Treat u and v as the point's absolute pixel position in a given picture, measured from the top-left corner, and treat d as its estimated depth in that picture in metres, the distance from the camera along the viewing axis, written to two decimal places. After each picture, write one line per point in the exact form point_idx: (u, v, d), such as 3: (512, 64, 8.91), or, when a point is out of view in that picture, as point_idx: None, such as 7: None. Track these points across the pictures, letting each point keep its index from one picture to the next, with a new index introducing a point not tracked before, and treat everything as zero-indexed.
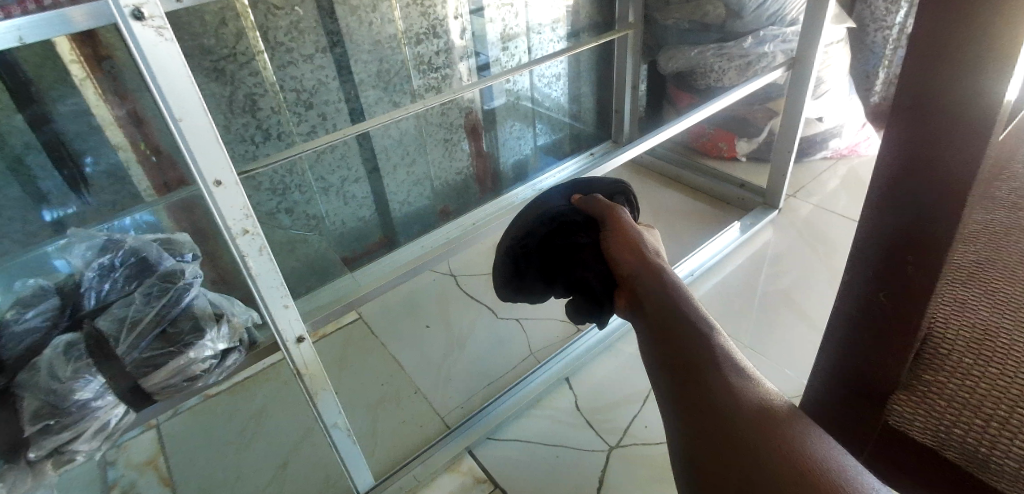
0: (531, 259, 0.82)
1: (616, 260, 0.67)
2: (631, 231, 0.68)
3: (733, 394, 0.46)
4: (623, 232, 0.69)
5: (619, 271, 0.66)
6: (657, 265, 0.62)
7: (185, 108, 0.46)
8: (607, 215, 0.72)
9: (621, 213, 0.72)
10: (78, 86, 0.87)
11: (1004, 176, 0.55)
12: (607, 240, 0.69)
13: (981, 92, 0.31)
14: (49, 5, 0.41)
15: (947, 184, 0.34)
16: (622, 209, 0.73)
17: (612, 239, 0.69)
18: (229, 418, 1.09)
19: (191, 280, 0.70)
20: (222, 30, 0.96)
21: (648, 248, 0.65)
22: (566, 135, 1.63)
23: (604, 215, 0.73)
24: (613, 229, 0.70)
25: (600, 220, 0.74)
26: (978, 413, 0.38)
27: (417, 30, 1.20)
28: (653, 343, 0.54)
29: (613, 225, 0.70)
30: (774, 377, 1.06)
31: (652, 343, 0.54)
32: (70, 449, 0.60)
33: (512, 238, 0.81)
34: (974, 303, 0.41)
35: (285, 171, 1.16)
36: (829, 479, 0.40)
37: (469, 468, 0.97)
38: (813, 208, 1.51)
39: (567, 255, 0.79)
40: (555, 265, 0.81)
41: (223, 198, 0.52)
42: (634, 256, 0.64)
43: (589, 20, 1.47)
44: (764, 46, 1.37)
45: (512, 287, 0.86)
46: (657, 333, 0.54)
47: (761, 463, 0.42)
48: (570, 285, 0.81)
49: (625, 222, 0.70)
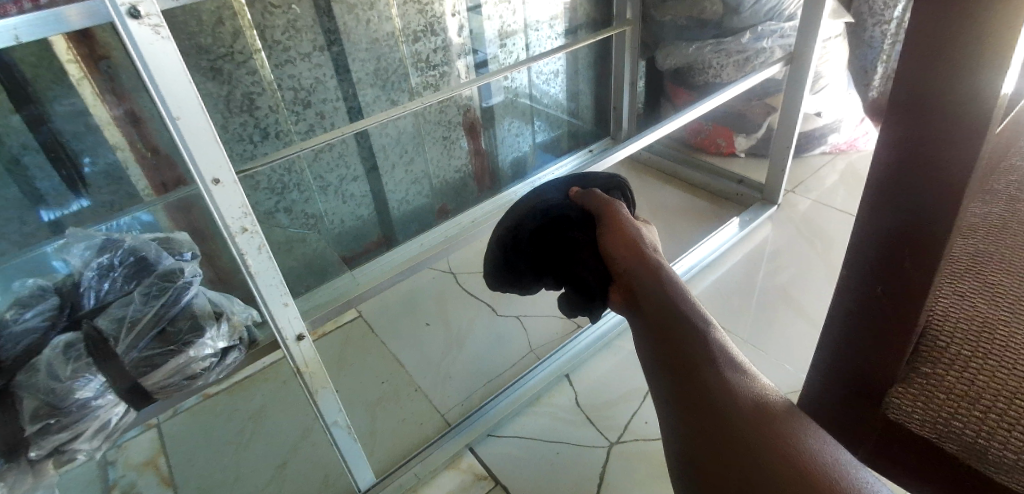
0: (520, 254, 0.83)
1: (613, 257, 0.67)
2: (629, 228, 0.68)
3: (732, 393, 0.46)
4: (620, 228, 0.69)
5: (616, 268, 0.66)
6: (655, 262, 0.62)
7: (182, 107, 0.46)
8: (603, 211, 0.72)
9: (618, 209, 0.71)
10: (75, 87, 0.86)
11: (1003, 169, 0.55)
12: (605, 237, 0.69)
13: (977, 91, 0.31)
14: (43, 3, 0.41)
15: (946, 185, 0.33)
16: (619, 205, 0.72)
17: (608, 236, 0.69)
18: (229, 417, 1.09)
19: (190, 280, 0.70)
20: (219, 29, 0.96)
21: (645, 245, 0.65)
22: (564, 133, 1.63)
23: (601, 211, 0.72)
24: (611, 226, 0.70)
25: (596, 216, 0.74)
26: (976, 405, 0.38)
27: (414, 27, 1.20)
28: (651, 342, 0.54)
29: (610, 222, 0.70)
30: (774, 372, 1.07)
31: (650, 342, 0.54)
32: (71, 448, 0.61)
33: (504, 230, 0.83)
34: (971, 297, 0.41)
35: (283, 171, 1.16)
36: (830, 478, 0.40)
37: (468, 466, 0.97)
38: (812, 204, 1.51)
39: (562, 251, 0.80)
40: (546, 260, 0.82)
41: (222, 197, 0.52)
42: (632, 253, 0.64)
43: (587, 17, 1.48)
44: (760, 42, 1.36)
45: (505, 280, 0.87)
46: (655, 332, 0.54)
47: (762, 463, 0.41)
48: (565, 280, 0.81)
49: (622, 218, 0.70)
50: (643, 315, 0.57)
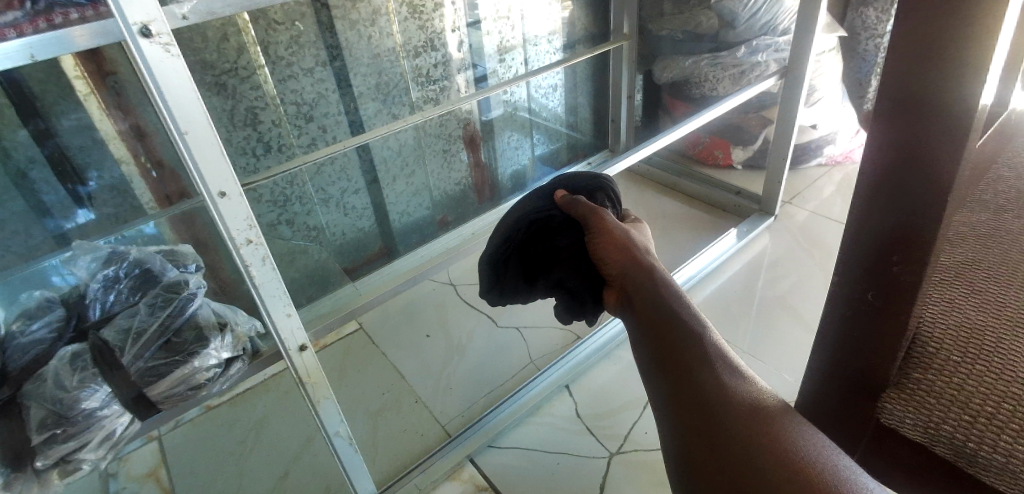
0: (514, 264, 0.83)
1: (605, 261, 0.68)
2: (619, 232, 0.69)
3: (728, 395, 0.47)
4: (608, 232, 0.70)
5: (610, 271, 0.67)
6: (646, 261, 0.63)
7: (192, 121, 0.47)
8: (593, 216, 0.73)
9: (606, 215, 0.72)
10: (82, 102, 0.89)
11: (989, 178, 0.56)
12: (596, 243, 0.70)
13: (963, 93, 0.31)
14: (43, 17, 0.42)
15: (935, 186, 0.34)
16: (605, 211, 0.73)
17: (599, 241, 0.70)
18: (230, 428, 1.09)
19: (195, 291, 0.72)
20: (224, 45, 0.98)
21: (636, 246, 0.66)
22: (563, 145, 1.65)
23: (589, 217, 0.73)
24: (600, 230, 0.71)
25: (583, 222, 0.74)
26: (965, 409, 0.39)
27: (415, 43, 1.22)
28: (645, 345, 0.54)
29: (599, 227, 0.71)
30: (772, 380, 1.07)
31: (642, 347, 0.55)
32: (76, 458, 0.60)
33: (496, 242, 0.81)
34: (959, 304, 0.43)
35: (286, 183, 1.17)
36: (827, 474, 0.41)
37: (470, 476, 0.97)
38: (810, 214, 1.53)
39: (547, 256, 0.81)
40: (535, 265, 0.83)
41: (228, 210, 0.53)
42: (624, 256, 0.66)
43: (585, 31, 1.51)
44: (756, 56, 1.40)
45: (496, 293, 0.86)
46: (647, 335, 0.54)
47: (761, 461, 0.42)
48: (552, 285, 0.81)
49: (610, 224, 0.70)
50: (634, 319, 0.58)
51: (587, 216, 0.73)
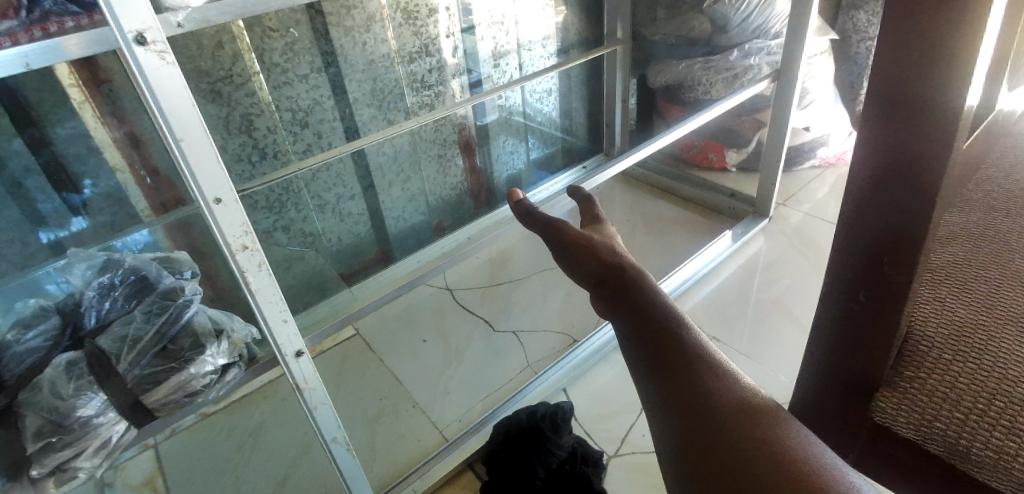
0: None
1: (568, 266, 0.57)
2: (587, 238, 0.57)
3: (727, 396, 0.40)
4: (573, 237, 0.58)
5: (573, 277, 0.56)
6: (621, 260, 0.53)
7: (187, 128, 0.48)
8: (552, 228, 0.62)
9: (566, 224, 0.61)
10: (77, 110, 0.89)
11: (978, 179, 0.57)
12: (560, 250, 0.58)
13: (951, 95, 0.31)
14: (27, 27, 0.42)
15: (926, 187, 0.34)
16: (564, 221, 0.62)
17: (563, 247, 0.58)
18: (228, 435, 1.09)
19: (190, 298, 0.73)
20: (219, 52, 0.98)
21: (605, 248, 0.55)
22: (557, 149, 1.66)
23: (548, 231, 0.62)
24: (564, 240, 0.59)
25: (542, 232, 0.64)
26: (957, 407, 0.39)
27: (410, 49, 1.23)
28: (626, 337, 0.46)
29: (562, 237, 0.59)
30: (767, 380, 1.08)
31: (623, 338, 0.47)
32: (73, 467, 0.60)
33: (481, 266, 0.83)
34: (950, 304, 0.43)
35: (281, 190, 1.17)
36: (836, 485, 0.35)
37: (468, 481, 0.98)
38: (804, 216, 1.54)
39: None
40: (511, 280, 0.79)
41: (223, 215, 0.53)
42: (590, 257, 0.54)
43: (579, 36, 1.53)
44: (748, 59, 1.41)
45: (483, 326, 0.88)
46: (627, 322, 0.46)
47: (766, 471, 0.36)
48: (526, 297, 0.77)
49: (573, 233, 0.59)
50: (606, 304, 0.50)
51: (545, 231, 0.63)
